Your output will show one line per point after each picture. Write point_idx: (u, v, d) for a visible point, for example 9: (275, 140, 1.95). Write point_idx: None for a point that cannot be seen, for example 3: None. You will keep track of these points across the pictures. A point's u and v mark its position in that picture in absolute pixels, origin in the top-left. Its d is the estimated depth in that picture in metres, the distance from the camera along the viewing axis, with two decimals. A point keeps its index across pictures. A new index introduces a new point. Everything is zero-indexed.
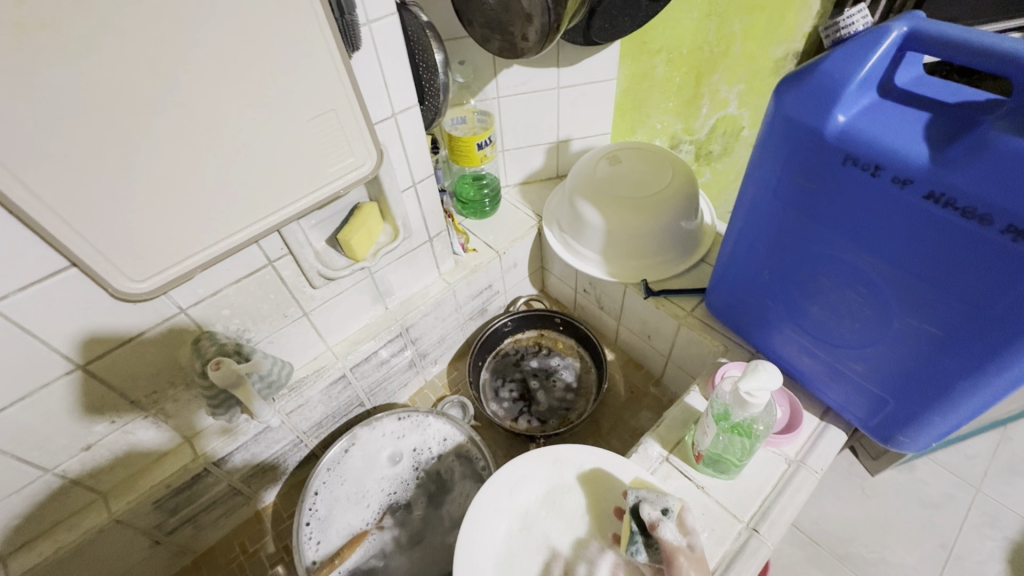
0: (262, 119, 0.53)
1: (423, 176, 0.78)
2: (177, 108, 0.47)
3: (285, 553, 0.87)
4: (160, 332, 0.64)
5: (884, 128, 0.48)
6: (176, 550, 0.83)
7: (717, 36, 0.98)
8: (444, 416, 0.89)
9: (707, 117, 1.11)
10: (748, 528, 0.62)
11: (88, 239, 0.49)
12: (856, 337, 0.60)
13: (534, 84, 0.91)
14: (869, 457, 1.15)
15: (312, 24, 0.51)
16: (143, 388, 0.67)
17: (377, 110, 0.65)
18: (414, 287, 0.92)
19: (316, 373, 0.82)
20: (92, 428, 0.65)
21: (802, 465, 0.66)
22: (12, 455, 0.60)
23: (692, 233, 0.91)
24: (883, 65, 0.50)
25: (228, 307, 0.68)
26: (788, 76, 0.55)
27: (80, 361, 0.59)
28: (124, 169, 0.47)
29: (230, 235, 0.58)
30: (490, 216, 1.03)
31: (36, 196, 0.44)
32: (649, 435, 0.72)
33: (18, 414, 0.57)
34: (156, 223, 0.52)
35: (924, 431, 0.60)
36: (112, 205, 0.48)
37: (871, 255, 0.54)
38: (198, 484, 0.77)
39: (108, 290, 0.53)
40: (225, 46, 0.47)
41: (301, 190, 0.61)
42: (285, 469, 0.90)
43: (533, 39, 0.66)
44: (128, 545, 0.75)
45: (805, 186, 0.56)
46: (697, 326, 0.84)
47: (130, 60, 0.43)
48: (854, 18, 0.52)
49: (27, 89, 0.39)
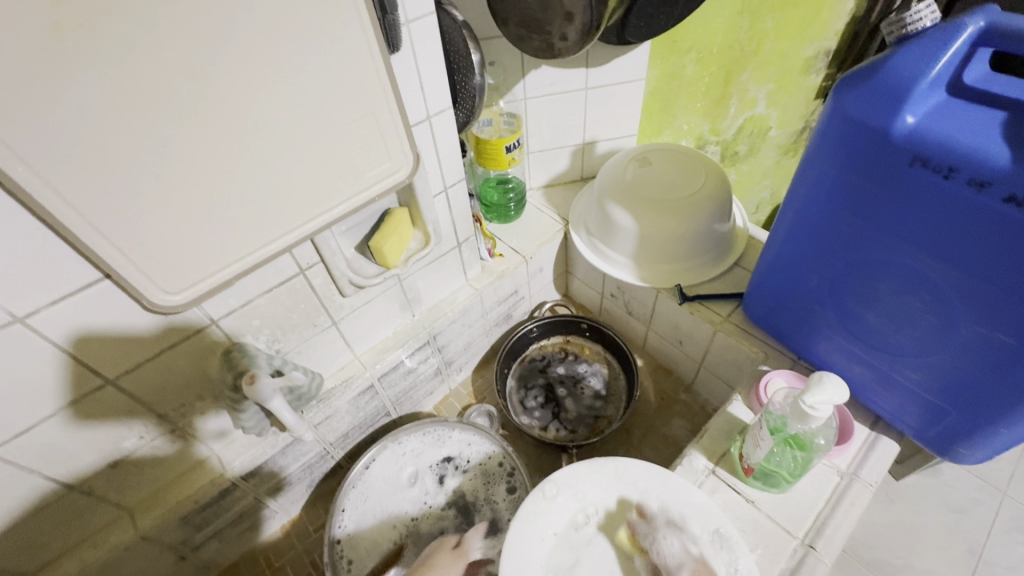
0: (301, 122, 0.51)
1: (454, 180, 0.76)
2: (217, 113, 0.45)
3: (312, 568, 0.85)
4: (191, 344, 0.61)
5: (958, 128, 0.46)
6: (202, 566, 0.80)
7: (749, 35, 0.95)
8: (460, 423, 0.87)
9: (734, 117, 1.09)
10: (804, 545, 0.60)
11: (123, 249, 0.46)
12: (917, 346, 0.58)
13: (562, 85, 0.89)
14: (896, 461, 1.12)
15: (355, 24, 0.49)
16: (171, 402, 0.64)
17: (412, 112, 0.63)
18: (441, 293, 0.90)
19: (344, 383, 0.80)
20: (121, 443, 0.63)
21: (855, 477, 0.64)
22: (38, 473, 0.58)
23: (726, 236, 0.89)
24: (955, 62, 0.48)
25: (258, 317, 0.66)
26: (850, 73, 0.53)
27: (108, 375, 0.56)
28: (161, 177, 0.45)
29: (266, 244, 0.56)
30: (515, 220, 1.01)
31: (71, 205, 0.42)
32: (692, 447, 0.69)
33: (47, 430, 0.55)
34: (192, 234, 0.50)
35: (988, 443, 0.58)
36: (147, 214, 0.46)
37: (938, 260, 0.51)
38: (226, 499, 0.75)
39: (142, 303, 0.51)
40: (265, 49, 0.45)
41: (336, 197, 0.59)
42: (312, 481, 0.87)
43: (572, 39, 0.64)
44: (154, 562, 0.72)
45: (865, 188, 0.54)
46: (735, 332, 0.82)
47: (170, 61, 0.40)
48: (922, 13, 0.49)
49: (64, 94, 0.37)
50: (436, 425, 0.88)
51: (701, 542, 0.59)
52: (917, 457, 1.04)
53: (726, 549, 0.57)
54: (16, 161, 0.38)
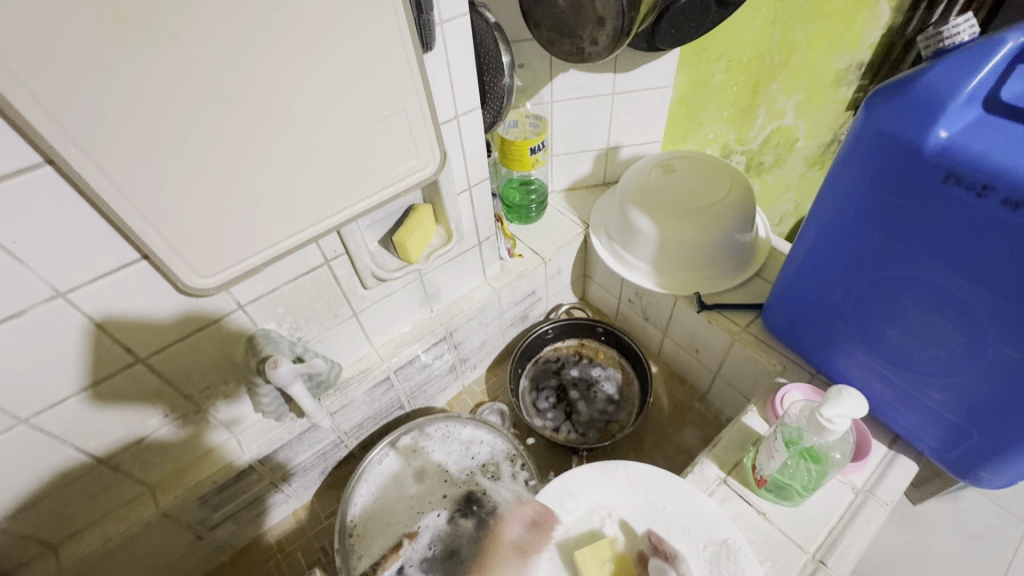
0: (336, 117, 0.52)
1: (478, 179, 0.77)
2: (256, 105, 0.47)
3: (322, 555, 0.86)
4: (219, 328, 0.63)
5: (992, 145, 0.46)
6: (216, 547, 0.82)
7: (780, 45, 0.94)
8: (467, 417, 0.89)
9: (761, 128, 1.07)
10: (815, 560, 0.59)
11: (162, 232, 0.48)
12: (940, 364, 0.58)
13: (589, 89, 0.90)
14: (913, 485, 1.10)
15: (391, 22, 0.51)
16: (197, 383, 0.66)
17: (442, 110, 0.64)
18: (460, 290, 0.91)
19: (361, 374, 0.82)
20: (147, 420, 0.65)
21: (870, 496, 0.63)
22: (70, 444, 0.60)
23: (747, 246, 0.88)
24: (994, 78, 0.47)
25: (283, 305, 0.67)
26: (884, 86, 0.52)
27: (139, 354, 0.58)
28: (201, 166, 0.47)
29: (294, 234, 0.58)
30: (536, 222, 1.02)
31: (117, 187, 0.44)
32: (705, 455, 0.69)
33: (79, 403, 0.58)
34: (226, 220, 0.51)
35: (1012, 467, 0.57)
36: (185, 199, 0.48)
37: (966, 279, 0.51)
38: (242, 481, 0.77)
39: (177, 285, 0.53)
40: (305, 44, 0.46)
41: (364, 190, 0.60)
42: (326, 468, 0.89)
43: (603, 44, 0.65)
44: (172, 539, 0.74)
45: (894, 203, 0.53)
46: (752, 343, 0.81)
47: (215, 53, 0.42)
48: (959, 28, 0.49)
49: (116, 81, 0.39)
50: (443, 421, 0.90)
51: (709, 551, 0.58)
52: (935, 482, 1.02)
53: (733, 561, 0.57)
54: (71, 143, 0.40)
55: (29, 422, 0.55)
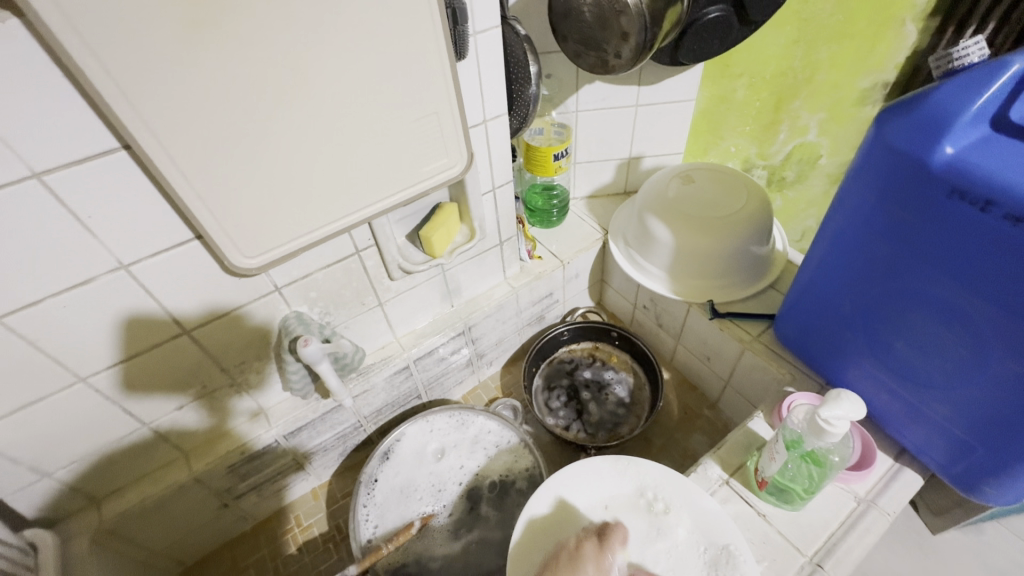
0: (374, 117, 0.57)
1: (502, 181, 0.81)
2: (305, 103, 0.52)
3: (336, 533, 0.90)
4: (256, 307, 0.68)
5: (995, 162, 0.47)
6: (239, 517, 0.87)
7: (804, 63, 0.96)
8: (483, 411, 0.91)
9: (783, 143, 1.08)
10: (812, 563, 0.60)
11: (215, 213, 0.54)
12: (945, 378, 0.58)
13: (613, 100, 0.94)
14: (931, 512, 1.09)
15: (428, 32, 0.55)
16: (234, 359, 0.71)
17: (471, 114, 0.68)
18: (480, 287, 0.95)
19: (383, 361, 0.86)
20: (186, 390, 0.70)
21: (873, 505, 0.64)
22: (118, 406, 0.65)
23: (762, 258, 0.90)
24: (1000, 98, 0.49)
25: (315, 290, 0.72)
26: (893, 104, 0.54)
27: (184, 326, 0.63)
28: (253, 156, 0.52)
29: (330, 223, 0.62)
30: (557, 226, 1.05)
31: (180, 171, 0.49)
32: (708, 456, 0.70)
33: (129, 368, 0.63)
34: (272, 206, 0.57)
35: (1016, 484, 0.57)
36: (238, 185, 0.53)
37: (971, 293, 0.52)
38: (268, 454, 0.82)
39: (225, 264, 0.59)
40: (350, 50, 0.51)
41: (396, 186, 0.65)
42: (344, 451, 0.93)
43: (626, 57, 0.68)
44: (200, 504, 0.80)
45: (901, 217, 0.55)
46: (763, 352, 0.83)
47: (273, 55, 0.47)
48: (970, 50, 0.51)
49: (188, 77, 0.45)
50: (458, 411, 0.92)
51: (709, 551, 0.60)
52: (953, 510, 1.00)
53: (730, 564, 0.59)
54: (145, 130, 0.46)
55: (86, 382, 0.60)
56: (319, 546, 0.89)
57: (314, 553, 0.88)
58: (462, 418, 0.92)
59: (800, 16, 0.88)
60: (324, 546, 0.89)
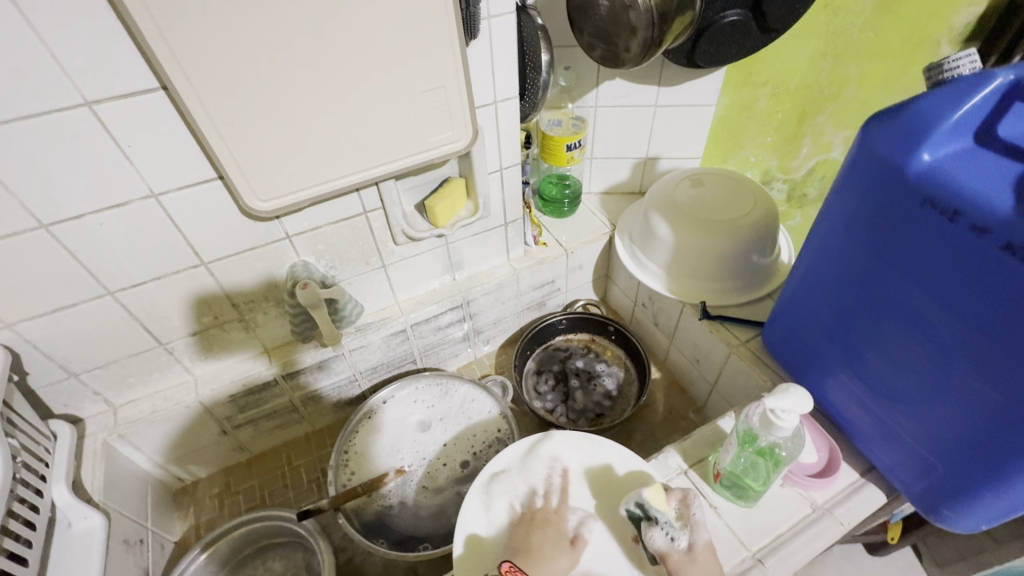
0: (386, 83, 0.63)
1: (510, 163, 0.84)
2: (321, 65, 0.58)
3: (321, 474, 0.96)
4: (268, 250, 0.75)
5: (969, 174, 0.48)
6: (236, 446, 0.95)
7: (830, 78, 0.95)
8: (465, 379, 0.96)
9: (806, 158, 1.07)
10: (753, 558, 0.61)
11: (235, 156, 0.60)
12: (912, 392, 0.58)
13: (632, 99, 0.96)
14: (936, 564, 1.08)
15: (441, 10, 0.60)
16: (244, 296, 0.78)
17: (481, 94, 0.73)
18: (483, 265, 0.99)
19: (381, 321, 0.92)
20: (199, 318, 0.77)
21: (828, 514, 0.64)
22: (139, 322, 0.73)
23: (762, 268, 0.90)
24: (983, 112, 0.49)
25: (323, 243, 0.78)
26: (880, 112, 0.55)
27: (203, 258, 0.71)
28: (272, 106, 0.58)
29: (339, 179, 0.68)
30: (567, 217, 1.08)
31: (206, 113, 0.56)
32: (672, 446, 0.72)
33: (153, 289, 0.70)
34: (285, 156, 0.63)
35: (976, 508, 0.56)
36: (256, 131, 0.59)
37: (939, 306, 0.52)
38: (267, 391, 0.89)
39: (241, 204, 0.65)
40: (364, 19, 0.57)
41: (403, 151, 0.70)
42: (338, 403, 0.99)
43: (634, 51, 0.71)
44: (202, 427, 0.87)
45: (878, 223, 0.55)
46: (748, 357, 0.83)
47: (293, 17, 0.53)
48: (960, 62, 0.52)
49: (219, 29, 0.51)
50: (439, 377, 0.98)
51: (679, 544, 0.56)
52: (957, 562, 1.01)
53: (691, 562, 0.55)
54: (179, 72, 0.52)
55: (115, 295, 0.69)
56: (304, 485, 0.95)
57: (299, 491, 0.95)
58: (442, 385, 0.97)
59: (829, 29, 0.88)
60: (308, 485, 0.95)
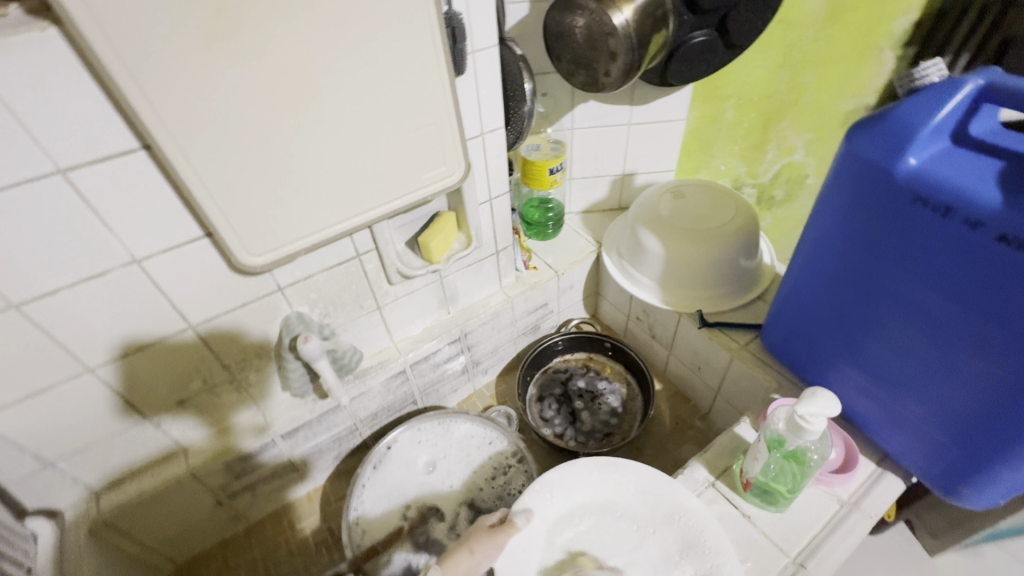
0: (378, 126, 0.61)
1: (499, 192, 0.84)
2: (312, 112, 0.56)
3: (328, 535, 0.91)
4: (258, 304, 0.71)
5: (954, 172, 0.51)
6: (232, 516, 0.88)
7: (789, 86, 1.00)
8: (468, 415, 0.93)
9: (771, 163, 1.12)
10: (795, 563, 0.61)
11: (226, 213, 0.57)
12: (919, 379, 0.60)
13: (606, 119, 0.98)
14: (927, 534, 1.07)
15: (429, 50, 0.60)
16: (235, 356, 0.74)
17: (469, 126, 0.72)
18: (477, 296, 0.98)
19: (379, 364, 0.88)
20: (188, 385, 0.72)
21: (855, 508, 0.65)
22: (123, 398, 0.67)
23: (750, 271, 0.93)
24: (957, 115, 0.53)
25: (315, 291, 0.75)
26: (860, 120, 0.58)
27: (191, 321, 0.66)
28: (264, 159, 0.56)
29: (332, 225, 0.66)
30: (552, 239, 1.09)
31: (195, 172, 0.53)
32: (695, 459, 0.72)
33: (135, 361, 0.65)
34: (277, 207, 0.60)
35: (991, 484, 0.59)
36: (248, 185, 0.57)
37: (938, 296, 0.54)
38: (264, 454, 0.83)
39: (232, 261, 0.62)
40: (354, 64, 0.56)
41: (397, 191, 0.68)
42: (339, 454, 0.95)
43: (615, 75, 0.73)
44: (196, 500, 0.81)
45: (871, 223, 0.58)
46: (751, 360, 0.85)
47: (283, 68, 0.52)
48: (928, 70, 0.56)
49: (208, 85, 0.49)
50: (441, 415, 0.93)
51: None
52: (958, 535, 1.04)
53: None
54: (165, 132, 0.49)
55: (94, 372, 0.63)
56: (312, 549, 0.89)
57: (306, 556, 0.89)
58: (442, 423, 0.93)
59: (784, 42, 0.93)
60: (316, 548, 0.89)
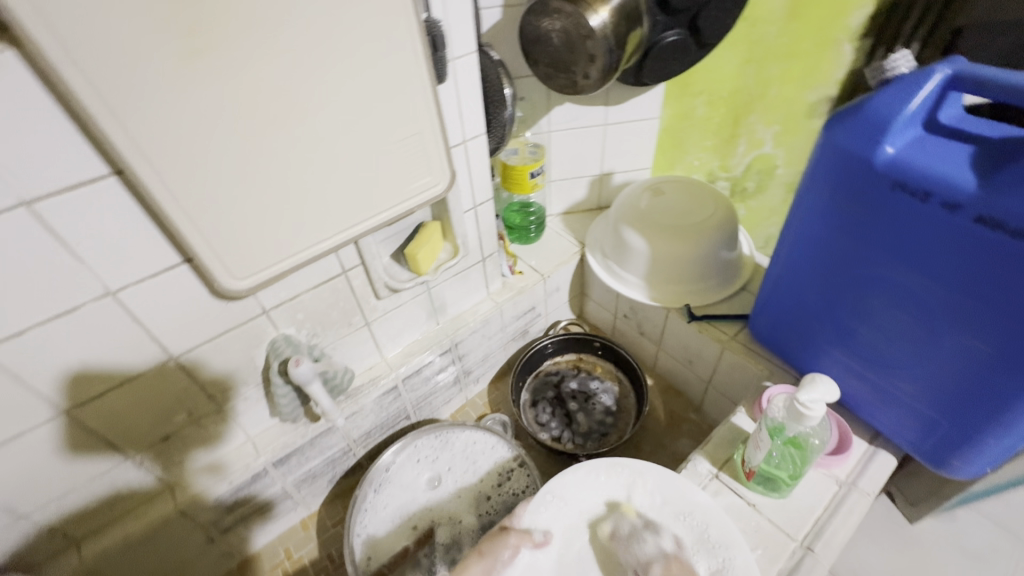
0: (361, 139, 0.60)
1: (483, 200, 0.83)
2: (294, 128, 0.54)
3: (329, 562, 0.88)
4: (243, 329, 0.68)
5: (930, 158, 0.53)
6: (225, 552, 0.84)
7: (756, 80, 1.03)
8: (467, 427, 0.91)
9: (743, 155, 1.15)
10: (803, 547, 0.63)
11: (207, 238, 0.55)
12: (907, 358, 0.63)
13: (582, 121, 0.99)
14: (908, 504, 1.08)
15: (410, 59, 0.59)
16: (220, 385, 0.70)
17: (452, 134, 0.71)
18: (465, 304, 0.96)
19: (371, 381, 0.86)
20: (172, 419, 0.68)
21: (853, 487, 0.67)
22: (103, 439, 0.63)
23: (732, 263, 0.95)
24: (928, 103, 0.55)
25: (302, 311, 0.72)
26: (836, 112, 0.60)
27: (172, 353, 0.63)
28: (245, 179, 0.54)
29: (318, 243, 0.64)
30: (535, 242, 1.09)
31: (174, 197, 0.50)
32: (698, 452, 0.73)
33: (113, 399, 0.61)
34: (260, 228, 0.58)
35: (980, 453, 0.61)
36: (229, 207, 0.54)
37: (922, 277, 0.57)
38: (256, 484, 0.80)
39: (215, 288, 0.59)
40: (335, 76, 0.54)
41: (383, 204, 0.67)
42: (334, 477, 0.92)
43: (594, 77, 0.73)
44: (186, 540, 0.77)
45: (854, 211, 0.60)
46: (741, 350, 0.86)
47: (262, 84, 0.50)
48: (898, 62, 0.57)
49: (184, 104, 0.46)
50: (439, 427, 0.91)
51: None
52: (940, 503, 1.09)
53: None
54: (139, 157, 0.47)
55: (69, 414, 0.59)
56: None
57: None
58: (440, 434, 0.91)
59: (750, 38, 0.96)
60: None
